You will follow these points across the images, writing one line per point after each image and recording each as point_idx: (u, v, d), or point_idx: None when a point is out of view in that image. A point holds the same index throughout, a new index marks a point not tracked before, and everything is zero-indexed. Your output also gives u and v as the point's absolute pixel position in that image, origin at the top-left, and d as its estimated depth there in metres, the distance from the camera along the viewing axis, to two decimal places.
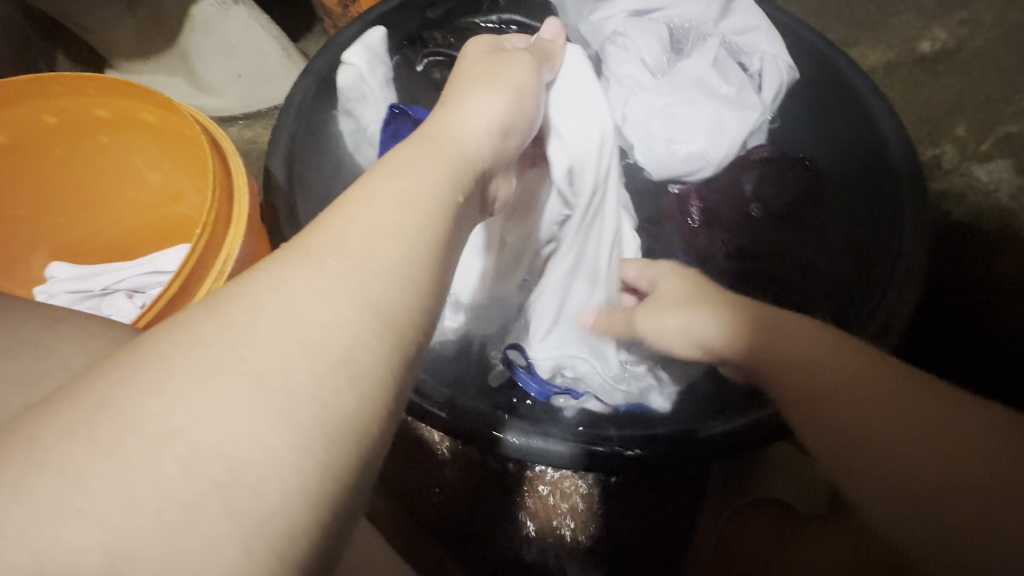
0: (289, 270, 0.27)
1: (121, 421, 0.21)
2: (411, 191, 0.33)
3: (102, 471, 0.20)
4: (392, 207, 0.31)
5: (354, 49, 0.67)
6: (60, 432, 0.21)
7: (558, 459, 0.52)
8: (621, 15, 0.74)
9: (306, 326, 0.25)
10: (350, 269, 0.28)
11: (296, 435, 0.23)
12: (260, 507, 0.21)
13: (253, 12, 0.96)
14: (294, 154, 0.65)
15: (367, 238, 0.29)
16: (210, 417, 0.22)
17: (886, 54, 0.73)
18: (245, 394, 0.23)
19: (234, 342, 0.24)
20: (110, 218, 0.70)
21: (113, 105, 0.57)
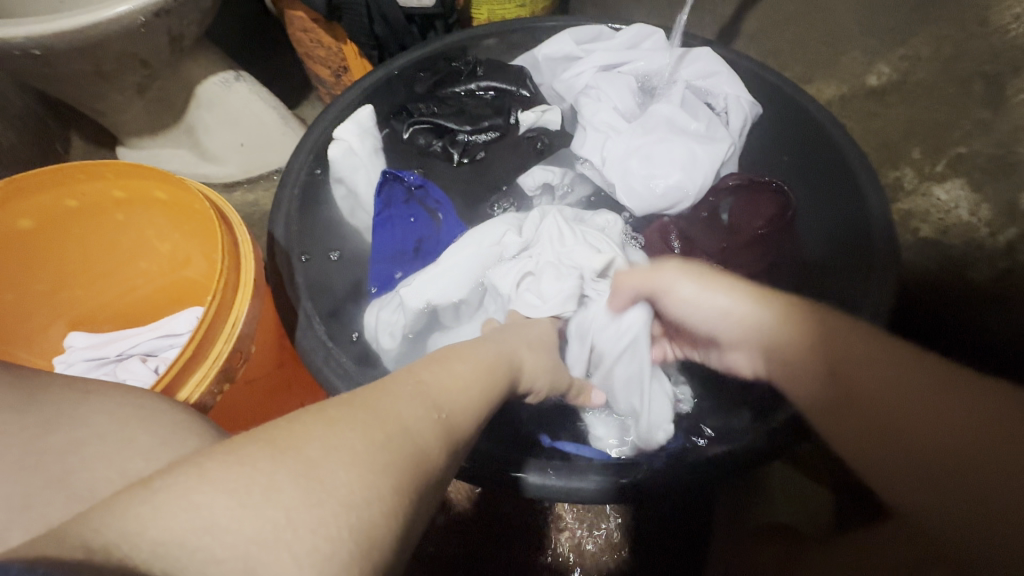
0: (401, 395, 0.32)
1: (222, 459, 0.25)
2: (480, 384, 0.39)
3: (219, 497, 0.23)
4: (470, 384, 0.38)
5: (343, 126, 0.73)
6: (197, 469, 0.24)
7: (583, 494, 0.53)
8: (590, 70, 0.82)
9: (396, 423, 0.30)
10: (442, 399, 0.34)
11: (388, 481, 0.26)
12: (340, 554, 0.23)
13: (253, 86, 1.04)
14: (295, 218, 0.69)
15: (459, 395, 0.36)
16: (337, 465, 0.26)
17: (839, 88, 0.81)
18: (361, 456, 0.26)
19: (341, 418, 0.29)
20: (125, 287, 0.74)
21: (130, 186, 0.63)
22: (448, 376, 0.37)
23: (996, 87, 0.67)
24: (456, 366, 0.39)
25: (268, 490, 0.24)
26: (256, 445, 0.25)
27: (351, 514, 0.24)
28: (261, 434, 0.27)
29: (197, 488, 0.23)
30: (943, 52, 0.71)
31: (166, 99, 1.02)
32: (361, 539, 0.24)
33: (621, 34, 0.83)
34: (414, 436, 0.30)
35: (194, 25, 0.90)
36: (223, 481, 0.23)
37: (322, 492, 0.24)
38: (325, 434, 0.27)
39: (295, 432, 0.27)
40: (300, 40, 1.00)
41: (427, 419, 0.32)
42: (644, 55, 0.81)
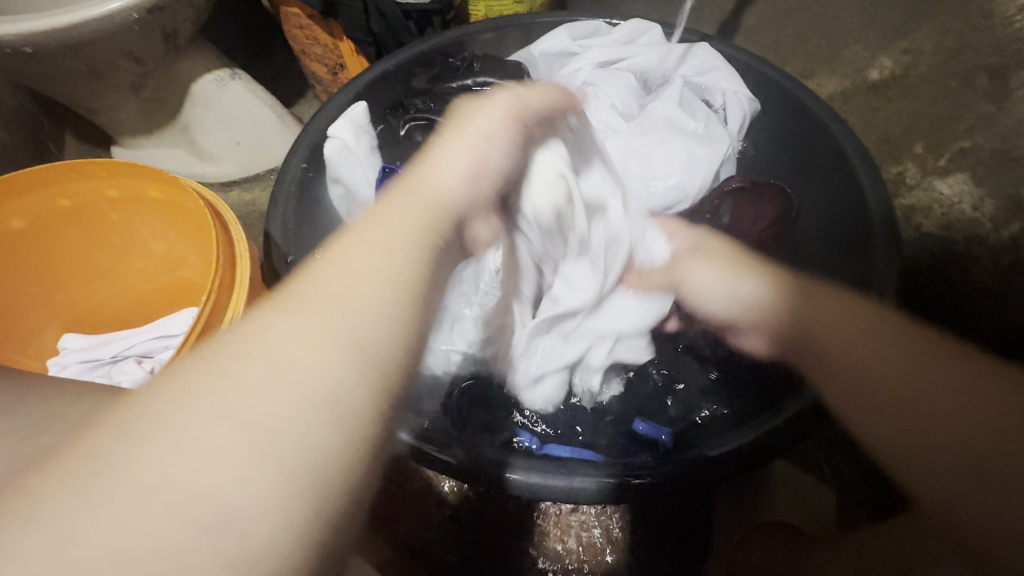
0: (282, 322, 0.28)
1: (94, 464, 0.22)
2: (393, 242, 0.33)
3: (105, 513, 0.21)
4: (380, 257, 0.32)
5: (337, 124, 0.72)
6: (79, 479, 0.22)
7: (583, 494, 0.52)
8: (588, 66, 0.81)
9: (295, 371, 0.26)
10: (348, 316, 0.29)
11: (297, 451, 0.24)
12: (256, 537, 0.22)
13: (248, 84, 1.04)
14: (292, 218, 0.68)
15: (361, 290, 0.30)
16: (228, 456, 0.23)
17: (841, 83, 0.80)
18: (248, 441, 0.24)
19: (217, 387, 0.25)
20: (119, 288, 0.73)
21: (123, 185, 0.62)
22: (345, 262, 0.31)
23: (999, 81, 0.64)
24: (358, 235, 0.33)
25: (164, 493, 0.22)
26: (126, 449, 0.23)
27: (259, 500, 0.23)
28: (144, 419, 0.24)
29: (78, 506, 0.21)
30: (946, 46, 0.69)
31: (161, 98, 1.01)
32: (280, 519, 0.23)
33: (618, 31, 0.83)
34: (318, 376, 0.26)
35: (188, 23, 0.89)
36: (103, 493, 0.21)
37: (217, 487, 0.22)
38: (207, 417, 0.24)
39: (173, 418, 0.24)
40: (296, 38, 0.99)
41: (331, 346, 0.27)
42: (642, 51, 0.80)
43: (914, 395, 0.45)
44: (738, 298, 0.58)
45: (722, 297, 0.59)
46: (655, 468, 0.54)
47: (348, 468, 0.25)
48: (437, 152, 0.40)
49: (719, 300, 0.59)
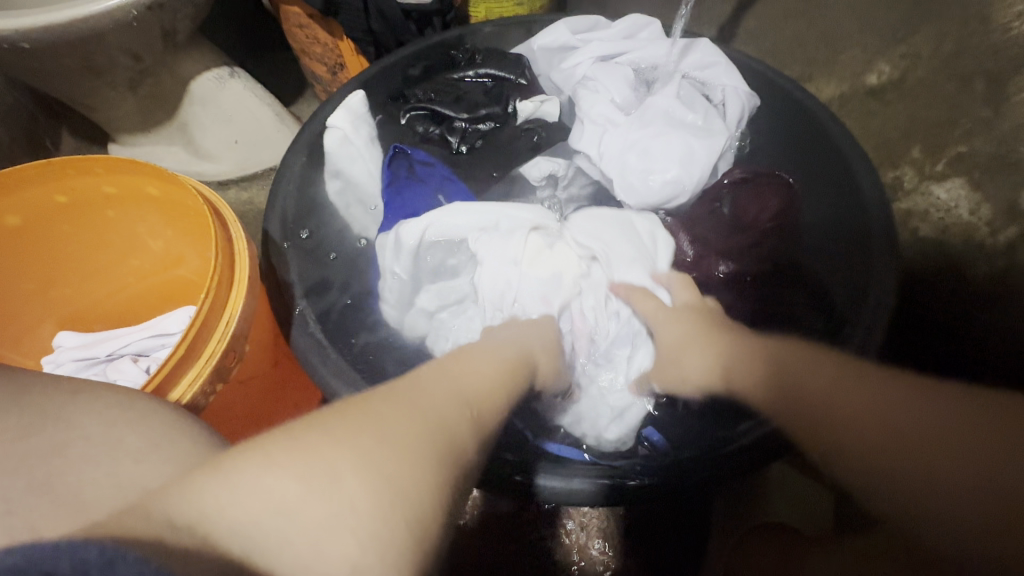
0: (414, 396, 0.34)
1: (232, 477, 0.26)
2: (485, 378, 0.41)
3: (299, 481, 0.26)
4: (486, 365, 0.43)
5: (336, 114, 0.72)
6: (278, 451, 0.27)
7: (579, 496, 0.52)
8: (588, 61, 0.81)
9: (418, 431, 0.31)
10: (465, 394, 0.38)
11: (406, 488, 0.28)
12: (395, 531, 0.27)
13: (246, 83, 1.04)
14: (291, 212, 0.68)
15: (480, 383, 0.40)
16: (346, 482, 0.27)
17: (839, 87, 0.82)
18: (409, 457, 0.30)
19: (360, 424, 0.30)
20: (115, 286, 0.73)
21: (120, 182, 0.61)
22: (462, 375, 0.40)
23: (997, 87, 0.64)
24: (465, 362, 0.43)
25: (304, 511, 0.25)
26: (281, 452, 0.27)
27: (395, 505, 0.27)
28: (331, 419, 0.30)
29: (276, 477, 0.26)
30: (944, 50, 0.69)
31: (160, 96, 1.01)
32: (411, 523, 0.28)
33: (618, 25, 0.83)
34: (432, 438, 0.32)
35: (187, 21, 0.88)
36: (302, 465, 0.27)
37: (372, 485, 0.27)
38: (369, 425, 0.30)
39: (346, 427, 0.30)
40: (295, 36, 0.99)
41: (437, 419, 0.33)
42: (641, 47, 0.81)
43: (858, 421, 0.43)
44: (702, 371, 0.55)
45: (676, 380, 0.57)
46: (653, 464, 0.54)
47: (431, 507, 0.29)
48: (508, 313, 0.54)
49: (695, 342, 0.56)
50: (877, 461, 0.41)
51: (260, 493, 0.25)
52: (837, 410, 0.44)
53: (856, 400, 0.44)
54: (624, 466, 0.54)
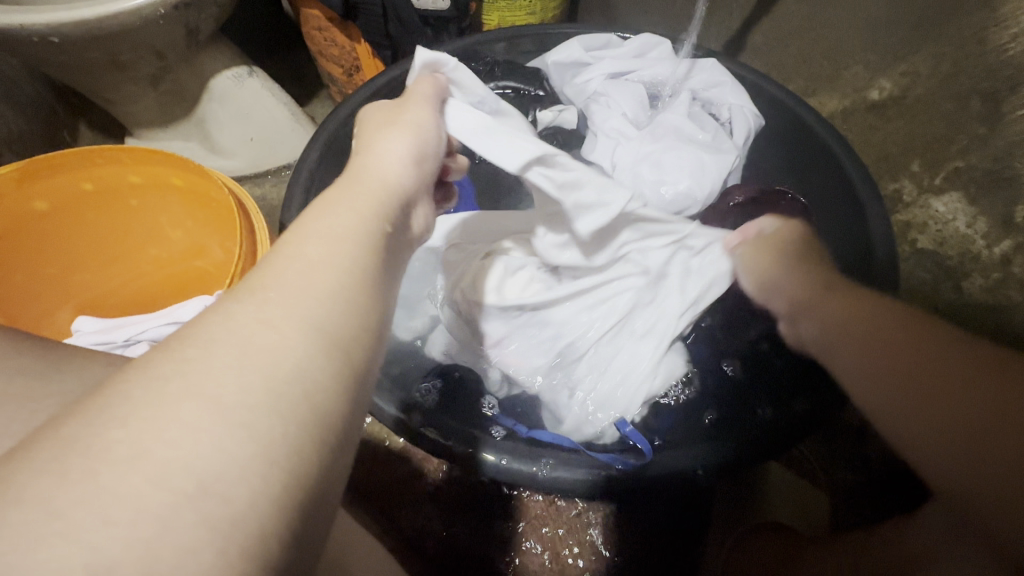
0: (232, 312, 0.28)
1: (43, 471, 0.22)
2: (343, 221, 0.34)
3: (75, 486, 0.21)
4: (329, 238, 0.33)
5: (361, 118, 0.74)
6: (64, 458, 0.22)
7: (572, 485, 0.53)
8: (600, 77, 0.83)
9: (259, 358, 0.26)
10: (288, 306, 0.28)
11: (249, 433, 0.24)
12: (217, 505, 0.22)
13: (265, 82, 1.06)
14: (306, 209, 0.70)
15: (306, 280, 0.30)
16: (173, 446, 0.23)
17: (841, 101, 0.84)
18: (206, 416, 0.24)
19: (184, 375, 0.25)
20: (132, 273, 0.74)
21: (146, 171, 0.63)
22: (304, 245, 0.32)
23: (993, 104, 0.67)
24: (313, 217, 0.34)
25: (112, 501, 0.21)
26: (92, 433, 0.23)
27: (260, 457, 0.24)
28: (113, 396, 0.24)
29: (52, 485, 0.21)
30: (942, 70, 0.71)
31: (179, 92, 1.03)
32: (241, 497, 0.23)
33: (629, 43, 0.85)
34: (281, 360, 0.26)
35: (211, 20, 0.91)
36: (73, 470, 0.22)
37: (170, 468, 0.22)
38: (150, 397, 0.24)
39: (164, 383, 0.25)
40: (314, 39, 1.02)
41: (275, 326, 0.28)
42: (651, 64, 0.83)
43: (926, 373, 0.44)
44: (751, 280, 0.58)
45: (745, 272, 0.59)
46: (628, 461, 0.55)
47: (314, 444, 0.26)
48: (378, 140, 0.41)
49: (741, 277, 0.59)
50: (924, 449, 0.43)
51: (61, 478, 0.22)
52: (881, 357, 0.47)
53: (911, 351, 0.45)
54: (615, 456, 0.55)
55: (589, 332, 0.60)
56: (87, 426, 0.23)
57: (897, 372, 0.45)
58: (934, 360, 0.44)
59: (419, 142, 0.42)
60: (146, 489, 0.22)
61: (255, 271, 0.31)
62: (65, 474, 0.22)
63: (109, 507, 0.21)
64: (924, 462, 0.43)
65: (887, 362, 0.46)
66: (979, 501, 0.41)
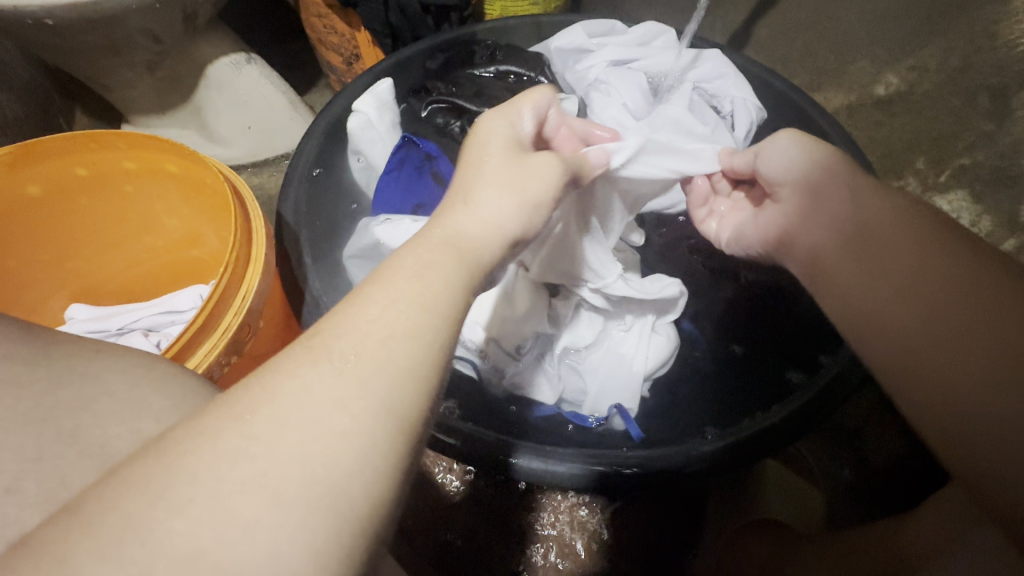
0: (301, 372, 0.26)
1: (88, 527, 0.21)
2: (426, 293, 0.31)
3: (167, 522, 0.22)
4: (412, 311, 0.30)
5: (362, 98, 0.73)
6: (102, 528, 0.21)
7: (562, 479, 0.53)
8: (601, 65, 0.82)
9: (323, 434, 0.25)
10: (366, 382, 0.26)
11: (300, 521, 0.23)
12: (292, 541, 0.22)
13: (263, 69, 1.04)
14: (304, 199, 0.69)
15: (384, 351, 0.28)
16: (218, 529, 0.22)
17: (847, 96, 0.80)
18: (263, 503, 0.22)
19: (245, 447, 0.24)
20: (129, 261, 0.74)
21: (140, 158, 0.62)
22: (378, 306, 0.29)
23: (1002, 100, 0.70)
24: (382, 280, 0.31)
25: None
26: (130, 505, 0.22)
27: (306, 552, 0.22)
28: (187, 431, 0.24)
29: (127, 514, 0.22)
30: (950, 65, 0.73)
31: (177, 78, 1.02)
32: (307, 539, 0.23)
33: (633, 30, 0.84)
34: (331, 431, 0.25)
35: (209, 5, 0.90)
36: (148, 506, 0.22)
37: (248, 510, 0.22)
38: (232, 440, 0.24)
39: (220, 449, 0.24)
40: (313, 25, 1.00)
41: (329, 394, 0.26)
42: (654, 53, 0.82)
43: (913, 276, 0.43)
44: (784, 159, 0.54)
45: (773, 157, 0.55)
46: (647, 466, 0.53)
47: (356, 527, 0.24)
48: (473, 203, 0.38)
49: (784, 160, 0.54)
50: (912, 363, 0.41)
51: (111, 549, 0.21)
52: (884, 252, 0.46)
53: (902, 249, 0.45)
54: (617, 453, 0.54)
55: (591, 332, 0.62)
56: (129, 492, 0.22)
57: (888, 267, 0.45)
58: (926, 248, 0.44)
59: (519, 200, 0.39)
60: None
61: (329, 323, 0.29)
62: (113, 541, 0.21)
63: None
64: (902, 391, 0.41)
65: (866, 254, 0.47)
66: (942, 427, 0.38)
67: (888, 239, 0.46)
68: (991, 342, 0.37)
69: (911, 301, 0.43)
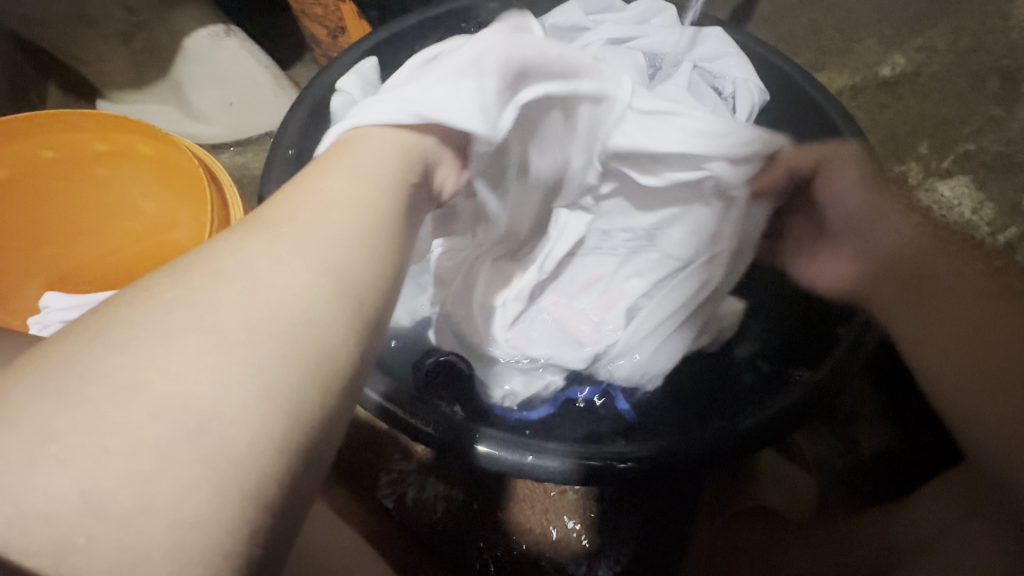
0: (255, 243, 0.29)
1: (4, 420, 0.22)
2: (377, 176, 0.36)
3: (84, 417, 0.23)
4: (354, 191, 0.34)
5: (346, 78, 0.70)
6: (31, 411, 0.23)
7: (551, 474, 0.52)
8: (598, 42, 0.77)
9: (273, 302, 0.27)
10: (312, 256, 0.30)
11: (246, 389, 0.25)
12: (189, 474, 0.23)
13: (244, 42, 0.99)
14: (287, 179, 0.66)
15: (331, 226, 0.31)
16: (148, 409, 0.23)
17: (851, 78, 0.77)
18: (203, 380, 0.24)
19: (183, 322, 0.25)
20: (105, 247, 0.70)
21: (113, 139, 0.59)
22: (332, 187, 0.34)
23: (1010, 84, 0.72)
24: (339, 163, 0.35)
25: (95, 466, 0.22)
26: (58, 386, 0.23)
27: (230, 435, 0.24)
28: (78, 348, 0.25)
29: (7, 440, 0.22)
30: (960, 46, 0.75)
31: (153, 52, 0.98)
32: (206, 471, 0.23)
33: (633, 8, 0.80)
34: (281, 301, 0.27)
35: None
36: (32, 428, 0.22)
37: (144, 431, 0.23)
38: (127, 354, 0.24)
39: (160, 319, 0.25)
40: None
41: (278, 263, 0.29)
42: (654, 31, 0.78)
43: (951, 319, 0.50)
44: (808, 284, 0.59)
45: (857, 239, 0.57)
46: (641, 457, 0.52)
47: (283, 429, 0.25)
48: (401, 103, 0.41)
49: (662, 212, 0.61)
50: (983, 408, 0.47)
51: (37, 434, 0.22)
52: (936, 299, 0.52)
53: (946, 275, 0.52)
54: (608, 447, 0.53)
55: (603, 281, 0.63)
56: (56, 379, 0.23)
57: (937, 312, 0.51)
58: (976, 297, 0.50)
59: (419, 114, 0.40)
60: (118, 458, 0.22)
61: (277, 209, 0.32)
62: (30, 428, 0.22)
63: (87, 469, 0.22)
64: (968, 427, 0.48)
65: (928, 308, 0.52)
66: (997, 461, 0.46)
67: (942, 287, 0.52)
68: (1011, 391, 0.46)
69: (956, 346, 0.49)
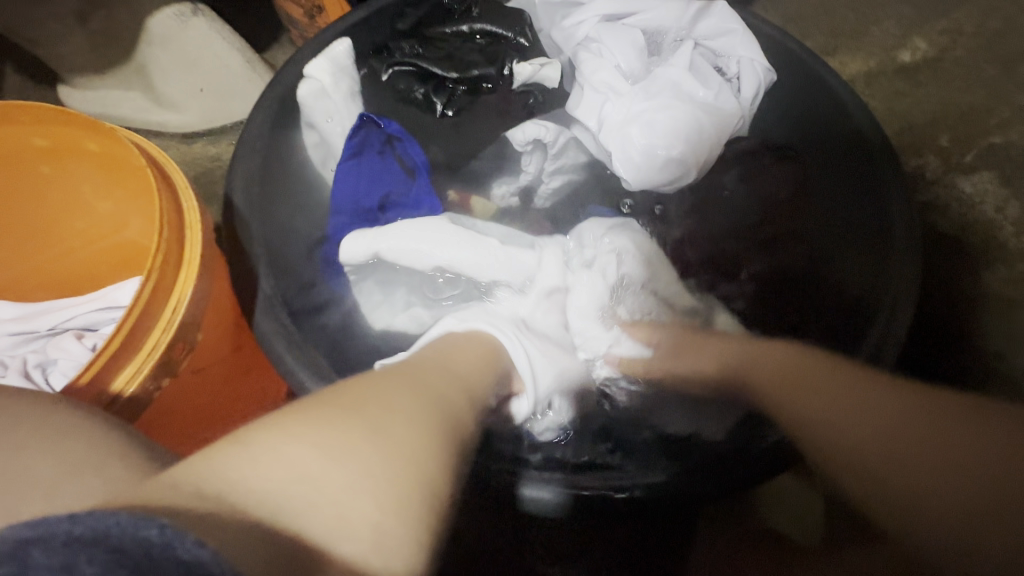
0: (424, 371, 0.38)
1: (282, 435, 0.28)
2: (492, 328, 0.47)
3: (340, 452, 0.28)
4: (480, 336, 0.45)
5: (315, 61, 0.65)
6: (300, 438, 0.28)
7: (546, 508, 0.48)
8: (593, 20, 0.71)
9: (446, 407, 0.35)
10: (463, 381, 0.39)
11: (435, 461, 0.31)
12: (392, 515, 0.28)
13: (213, 22, 0.92)
14: (255, 175, 0.60)
15: (469, 364, 0.41)
16: (376, 457, 0.29)
17: (867, 61, 0.71)
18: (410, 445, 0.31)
19: (394, 408, 0.32)
20: (59, 251, 0.65)
21: (53, 134, 0.53)
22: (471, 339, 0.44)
23: None
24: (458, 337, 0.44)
25: (338, 487, 0.27)
26: (316, 425, 0.29)
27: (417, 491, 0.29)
28: (327, 405, 0.31)
29: (288, 455, 0.27)
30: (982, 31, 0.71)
31: (113, 33, 0.91)
32: (399, 516, 0.28)
33: None
34: (451, 406, 0.36)
35: None
36: (303, 448, 0.28)
37: (374, 476, 0.28)
38: (363, 417, 0.31)
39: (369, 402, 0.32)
40: None
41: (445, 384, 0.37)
42: (654, 5, 0.71)
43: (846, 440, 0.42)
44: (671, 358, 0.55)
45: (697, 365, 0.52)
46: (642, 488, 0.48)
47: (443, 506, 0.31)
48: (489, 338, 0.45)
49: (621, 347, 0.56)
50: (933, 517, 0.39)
51: (309, 452, 0.28)
52: (806, 426, 0.44)
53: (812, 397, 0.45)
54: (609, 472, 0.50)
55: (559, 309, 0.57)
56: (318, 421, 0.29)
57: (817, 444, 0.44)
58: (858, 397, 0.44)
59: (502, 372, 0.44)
60: (345, 491, 0.27)
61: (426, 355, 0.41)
62: (308, 445, 0.28)
63: (328, 489, 0.27)
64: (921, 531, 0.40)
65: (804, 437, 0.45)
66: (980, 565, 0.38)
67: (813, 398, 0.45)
68: (975, 478, 0.39)
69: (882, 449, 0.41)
